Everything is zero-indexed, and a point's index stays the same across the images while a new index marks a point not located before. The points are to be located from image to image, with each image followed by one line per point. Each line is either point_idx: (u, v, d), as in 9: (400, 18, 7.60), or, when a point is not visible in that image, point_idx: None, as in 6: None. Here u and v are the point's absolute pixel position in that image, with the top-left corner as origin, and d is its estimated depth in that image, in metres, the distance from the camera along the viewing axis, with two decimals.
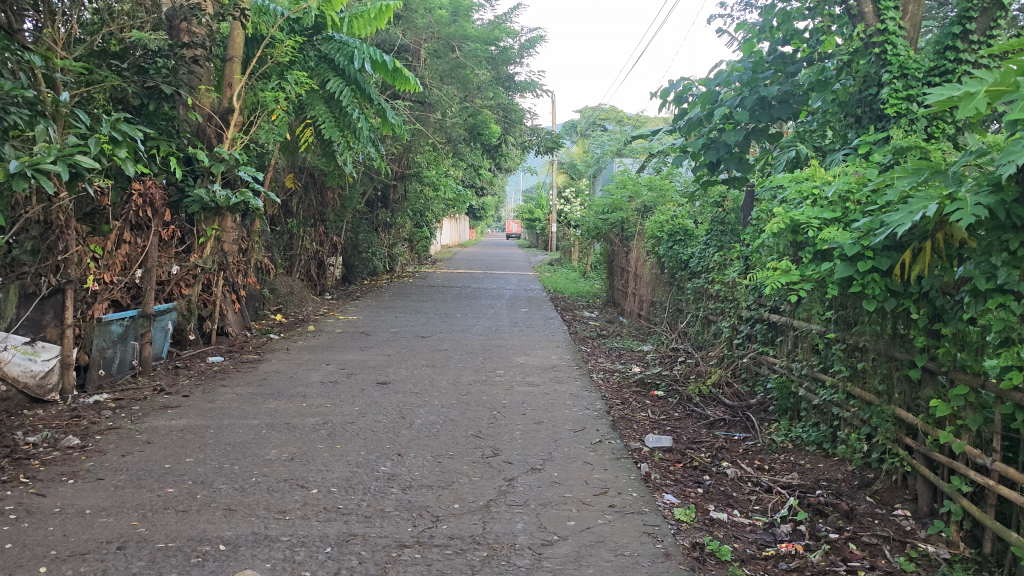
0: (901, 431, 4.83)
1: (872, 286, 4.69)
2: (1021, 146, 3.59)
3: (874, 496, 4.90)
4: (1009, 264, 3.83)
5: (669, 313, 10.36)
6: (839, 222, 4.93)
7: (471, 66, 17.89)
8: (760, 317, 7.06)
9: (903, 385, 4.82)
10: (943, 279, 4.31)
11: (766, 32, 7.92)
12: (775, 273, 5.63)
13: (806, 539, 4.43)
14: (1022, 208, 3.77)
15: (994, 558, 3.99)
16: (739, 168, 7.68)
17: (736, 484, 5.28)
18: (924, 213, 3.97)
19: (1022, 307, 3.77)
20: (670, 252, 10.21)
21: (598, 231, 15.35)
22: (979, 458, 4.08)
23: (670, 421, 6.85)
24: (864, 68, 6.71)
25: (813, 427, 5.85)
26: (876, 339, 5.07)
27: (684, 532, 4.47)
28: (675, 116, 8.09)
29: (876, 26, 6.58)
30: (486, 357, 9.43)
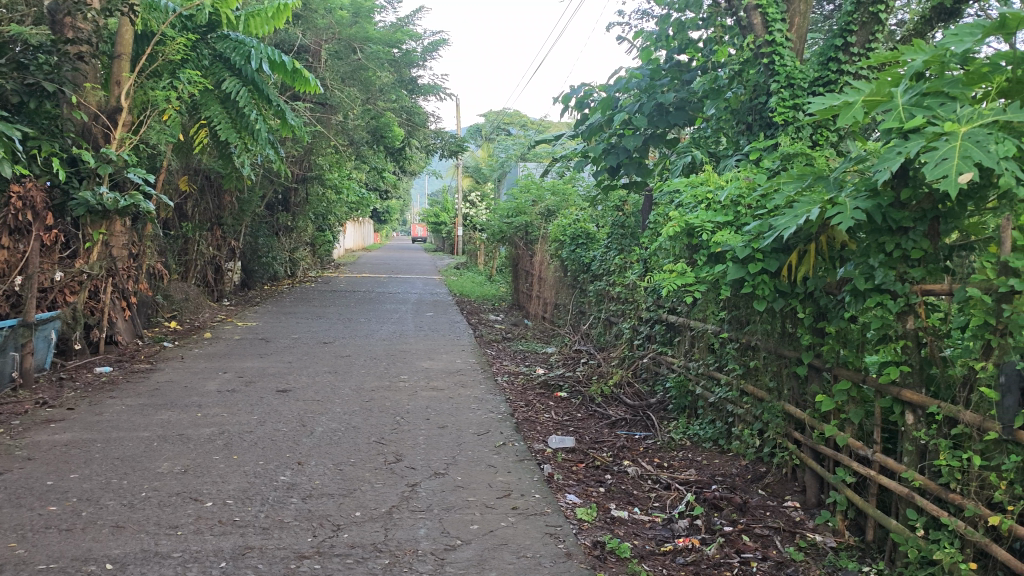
0: (791, 425, 5.05)
1: (762, 287, 4.86)
2: (896, 153, 3.79)
3: (766, 489, 5.09)
4: (886, 265, 4.08)
5: (572, 315, 10.50)
6: (731, 226, 5.08)
7: (373, 68, 17.71)
8: (659, 318, 7.24)
9: (792, 381, 5.04)
10: (826, 280, 4.52)
11: (662, 40, 8.09)
12: (671, 275, 5.76)
13: (702, 533, 4.57)
14: (897, 212, 4.00)
15: (876, 544, 4.21)
16: (639, 172, 7.86)
17: (636, 483, 5.39)
18: (808, 216, 4.15)
19: (899, 306, 4.00)
20: (573, 255, 10.37)
21: (503, 234, 15.43)
22: (861, 450, 4.31)
23: (573, 421, 6.94)
24: (754, 77, 6.94)
25: (709, 425, 6.04)
26: (766, 337, 5.27)
27: (585, 531, 4.53)
28: (577, 121, 8.22)
29: (764, 37, 6.82)
30: (390, 361, 9.35)
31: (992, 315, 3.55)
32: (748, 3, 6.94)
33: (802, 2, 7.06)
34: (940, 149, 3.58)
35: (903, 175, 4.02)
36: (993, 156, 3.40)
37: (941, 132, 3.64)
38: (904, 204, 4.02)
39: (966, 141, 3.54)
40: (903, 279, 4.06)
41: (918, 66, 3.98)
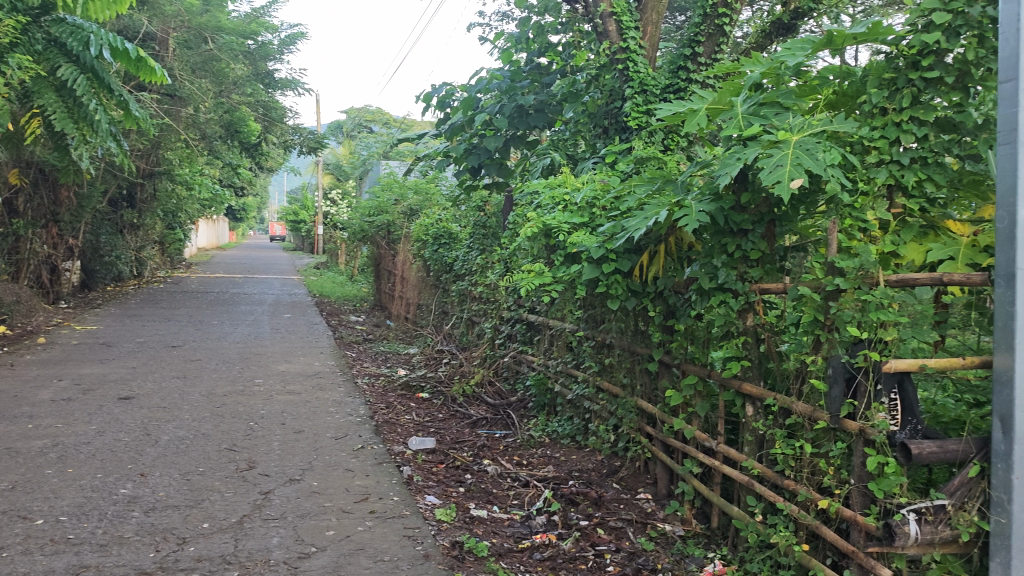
0: (643, 420, 5.23)
1: (615, 287, 4.99)
2: (736, 159, 3.98)
3: (620, 482, 5.26)
4: (728, 266, 4.30)
5: (435, 315, 10.47)
6: (587, 227, 5.16)
7: (226, 60, 17.05)
8: (519, 317, 7.35)
9: (644, 377, 5.24)
10: (675, 279, 4.71)
11: (522, 43, 8.15)
12: (529, 275, 5.80)
13: (558, 528, 4.66)
14: (739, 215, 4.20)
15: (720, 531, 4.45)
16: (500, 173, 7.93)
17: (496, 481, 5.43)
18: (656, 218, 4.30)
19: (739, 304, 4.23)
20: (435, 255, 10.32)
21: (364, 233, 15.23)
22: (706, 442, 4.53)
23: (434, 422, 6.91)
24: (610, 82, 7.13)
25: (567, 421, 6.20)
26: (620, 335, 5.44)
27: (444, 532, 4.52)
28: (439, 120, 8.18)
29: (619, 44, 6.99)
30: (244, 365, 9.01)
31: (821, 312, 3.82)
32: (603, 9, 7.13)
33: (654, 12, 7.39)
34: (775, 156, 3.79)
35: (742, 181, 4.23)
36: (821, 163, 3.63)
37: (776, 140, 3.86)
38: (744, 207, 4.23)
39: (797, 149, 3.76)
40: (744, 278, 4.30)
41: (756, 78, 4.23)
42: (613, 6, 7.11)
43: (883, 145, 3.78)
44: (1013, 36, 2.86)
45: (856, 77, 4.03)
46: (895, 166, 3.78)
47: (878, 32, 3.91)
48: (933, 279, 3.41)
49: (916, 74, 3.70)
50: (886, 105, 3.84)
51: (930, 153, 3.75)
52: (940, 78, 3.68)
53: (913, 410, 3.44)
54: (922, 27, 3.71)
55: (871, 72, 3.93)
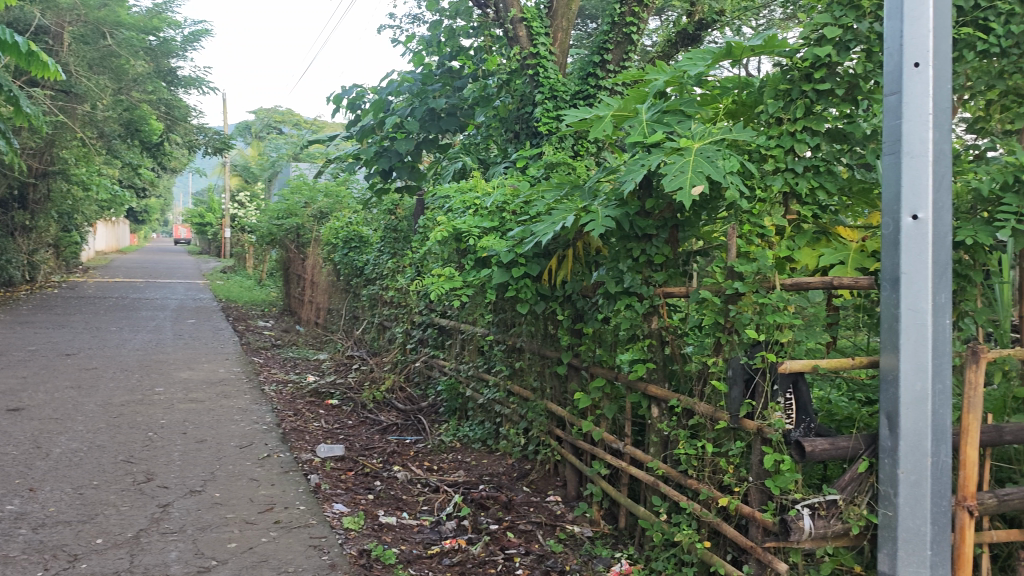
0: (553, 423, 5.29)
1: (525, 290, 5.02)
2: (640, 165, 4.04)
3: (531, 485, 5.29)
4: (634, 269, 4.38)
5: (345, 320, 10.32)
6: (497, 231, 5.15)
7: (125, 56, 16.44)
8: (431, 322, 7.32)
9: (554, 380, 5.29)
10: (582, 283, 4.78)
11: (433, 46, 8.10)
12: (439, 279, 5.76)
13: (468, 533, 4.64)
14: (643, 220, 4.28)
15: (628, 531, 4.52)
16: (411, 176, 7.86)
17: (406, 487, 5.37)
18: (564, 223, 4.33)
19: (644, 307, 4.31)
20: (346, 258, 10.16)
21: (273, 236, 14.91)
22: (614, 443, 4.60)
23: (344, 429, 6.80)
24: (520, 87, 7.24)
25: (478, 426, 6.20)
26: (531, 339, 5.48)
27: (352, 540, 4.45)
28: (349, 122, 8.04)
29: (529, 50, 7.12)
30: (144, 373, 8.68)
31: (721, 315, 3.92)
32: (513, 14, 7.22)
33: (563, 19, 7.55)
34: (677, 162, 3.87)
35: (647, 187, 4.32)
36: (720, 170, 3.73)
37: (678, 147, 3.94)
38: (648, 213, 4.31)
39: (698, 157, 3.85)
40: (649, 282, 4.38)
41: (660, 86, 4.34)
42: (524, 12, 7.23)
43: (779, 154, 3.91)
44: (898, 49, 2.96)
45: (754, 87, 4.17)
46: (790, 174, 3.91)
47: (774, 45, 4.07)
48: (826, 283, 3.57)
49: (809, 85, 3.87)
50: (782, 115, 3.98)
51: (822, 162, 3.92)
52: (831, 90, 3.88)
53: (807, 409, 3.58)
54: (814, 41, 3.91)
55: (768, 83, 4.07)
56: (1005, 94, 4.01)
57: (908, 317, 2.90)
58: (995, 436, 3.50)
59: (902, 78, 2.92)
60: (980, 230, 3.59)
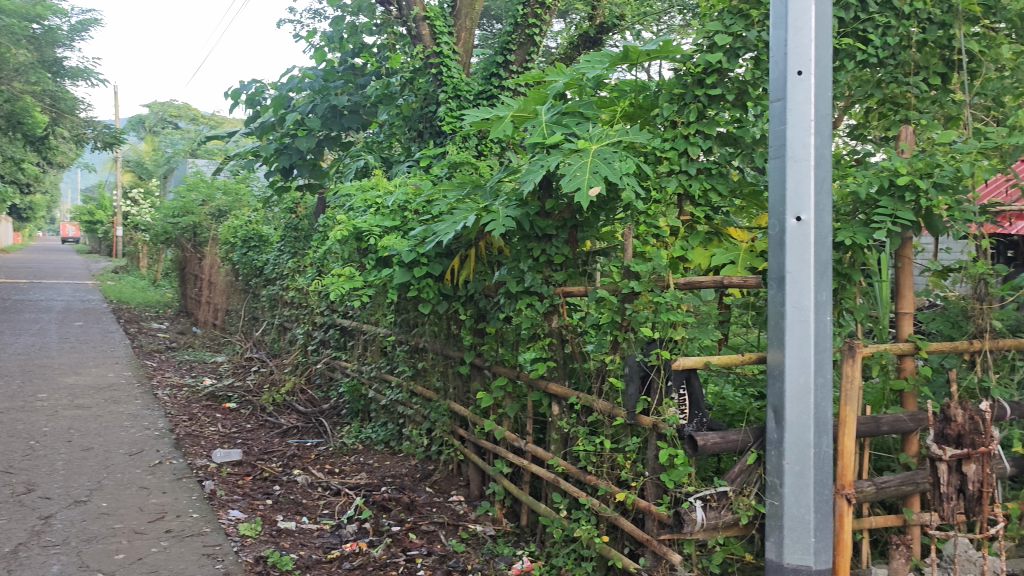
0: (456, 423, 5.29)
1: (427, 290, 4.96)
2: (540, 165, 4.08)
3: (434, 485, 5.27)
4: (534, 269, 4.42)
5: (244, 321, 10.06)
6: (398, 231, 5.10)
7: (6, 44, 15.89)
8: (332, 322, 7.22)
9: (457, 380, 5.30)
10: (484, 283, 4.79)
11: (335, 42, 7.80)
12: (340, 279, 5.65)
13: (369, 536, 4.59)
14: (543, 220, 4.32)
15: (529, 528, 4.56)
16: (312, 175, 7.74)
17: (306, 491, 5.27)
18: (465, 223, 4.32)
19: (545, 306, 4.35)
20: (244, 258, 9.90)
21: (167, 235, 14.38)
22: (516, 441, 4.64)
23: (241, 433, 6.62)
24: (424, 86, 7.21)
25: (381, 427, 6.15)
26: (433, 339, 5.46)
27: (248, 547, 4.34)
28: (248, 118, 7.75)
29: (433, 48, 7.11)
30: (25, 379, 8.23)
31: (618, 314, 4.00)
32: (416, 13, 7.21)
33: (467, 19, 7.57)
34: (575, 163, 3.92)
35: (546, 188, 4.36)
36: (617, 171, 3.80)
37: (577, 149, 3.99)
38: (548, 213, 4.36)
39: (596, 158, 3.91)
40: (549, 281, 4.43)
41: (560, 87, 4.41)
42: (427, 10, 7.23)
43: (673, 156, 4.02)
44: (783, 57, 3.09)
45: (650, 91, 4.27)
46: (684, 176, 4.04)
47: (668, 50, 4.18)
48: (717, 281, 3.71)
49: (702, 90, 3.98)
50: (676, 119, 4.09)
51: (714, 165, 4.07)
52: (722, 95, 4.00)
53: (700, 405, 3.70)
54: (705, 47, 4.02)
55: (663, 87, 4.17)
56: (883, 102, 4.24)
57: (792, 315, 3.03)
58: (873, 426, 3.70)
59: (786, 85, 3.05)
60: (858, 232, 3.78)
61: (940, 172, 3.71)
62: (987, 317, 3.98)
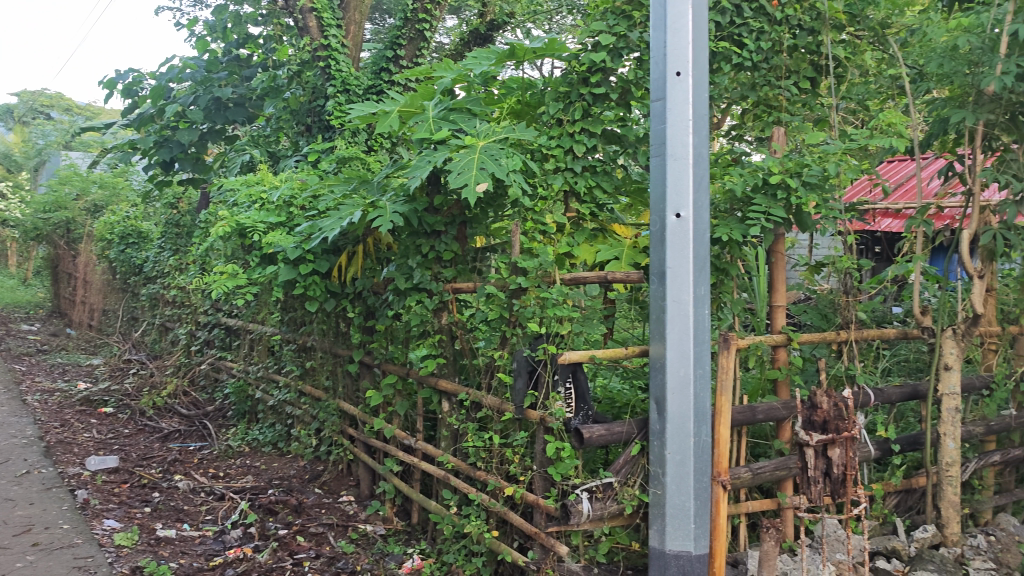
0: (345, 422, 5.22)
1: (313, 288, 4.86)
2: (427, 161, 4.05)
3: (323, 486, 5.18)
4: (423, 266, 4.36)
5: (123, 321, 9.66)
6: (284, 227, 4.97)
7: None
8: (217, 322, 7.03)
9: (346, 379, 5.22)
10: (372, 280, 4.73)
11: (217, 31, 7.51)
12: (222, 276, 5.37)
13: (254, 541, 4.46)
14: (432, 216, 4.29)
15: (420, 526, 4.54)
16: (195, 169, 7.50)
17: (188, 497, 5.09)
18: (351, 219, 4.25)
19: (434, 303, 4.32)
20: (122, 255, 9.47)
21: (37, 232, 13.59)
22: (406, 439, 4.61)
23: (119, 438, 6.33)
24: (311, 80, 7.08)
25: (269, 428, 6.01)
26: (322, 337, 5.37)
27: (123, 558, 4.15)
28: (125, 109, 7.43)
29: (320, 41, 6.95)
30: None
31: (506, 309, 4.02)
32: (303, 4, 7.00)
33: (356, 12, 7.52)
34: (461, 159, 3.90)
35: (434, 184, 4.34)
36: (503, 168, 3.82)
37: (463, 145, 3.98)
38: (437, 209, 4.34)
39: (482, 155, 3.90)
40: (438, 278, 4.40)
41: (447, 83, 4.38)
42: (313, 2, 7.01)
43: (559, 154, 4.07)
44: (663, 59, 3.17)
45: (537, 89, 4.32)
46: (569, 173, 4.09)
47: (555, 48, 4.22)
48: (601, 277, 3.80)
49: (587, 88, 4.04)
50: (562, 117, 4.15)
51: (598, 163, 4.13)
52: (606, 94, 4.08)
53: (586, 398, 3.79)
54: (590, 46, 4.09)
55: (550, 84, 4.21)
56: (757, 104, 4.37)
57: (672, 308, 3.12)
58: (749, 415, 3.86)
59: (665, 85, 3.13)
60: (734, 228, 3.92)
61: (808, 171, 3.91)
62: (853, 309, 4.21)
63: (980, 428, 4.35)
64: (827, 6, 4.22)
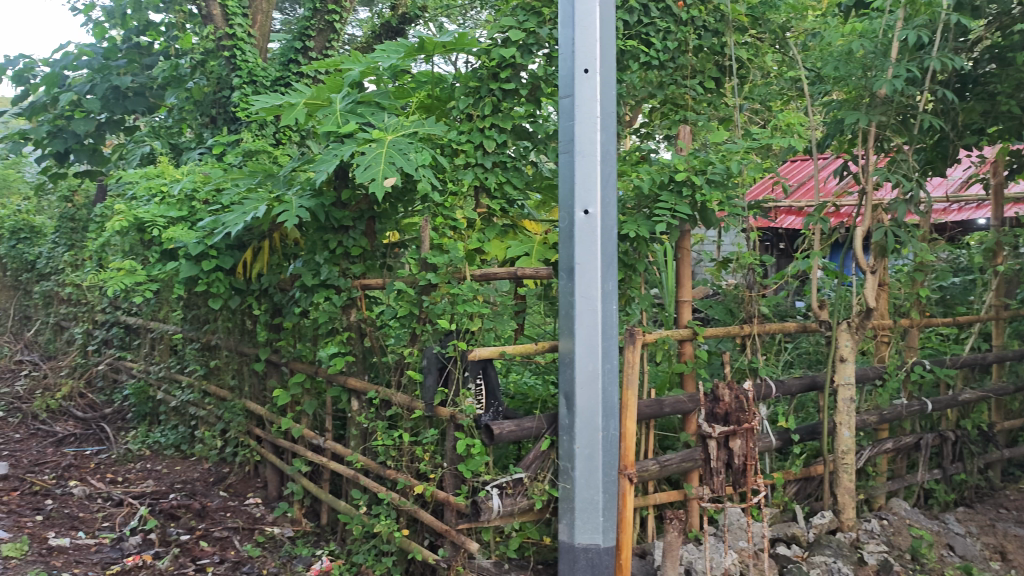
0: (252, 423, 5.10)
1: (217, 284, 4.70)
2: (333, 155, 3.96)
3: (228, 489, 5.03)
4: (330, 261, 4.26)
5: (14, 320, 9.23)
6: (185, 222, 4.80)
7: None
8: (116, 320, 6.78)
9: (253, 378, 5.09)
10: (279, 276, 4.63)
11: (116, 17, 7.22)
12: (118, 273, 5.17)
13: (154, 547, 4.30)
14: (339, 211, 4.22)
15: (330, 527, 4.46)
16: (91, 161, 7.13)
17: (84, 504, 4.86)
18: (255, 214, 4.13)
19: (342, 300, 4.24)
20: (12, 251, 9.01)
21: None
22: (314, 439, 4.52)
23: (8, 444, 6.02)
24: (217, 70, 6.90)
25: (171, 430, 5.82)
26: (227, 335, 5.23)
27: (11, 570, 3.94)
28: (15, 97, 6.99)
29: (225, 30, 6.79)
30: None
31: (416, 306, 3.97)
32: None
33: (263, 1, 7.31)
34: (369, 153, 3.83)
35: (342, 178, 4.27)
36: (412, 163, 3.78)
37: (371, 139, 3.91)
38: (345, 204, 4.27)
39: (390, 149, 3.85)
40: (346, 274, 4.32)
41: (355, 76, 4.30)
42: None
43: (469, 149, 4.07)
44: (571, 55, 3.18)
45: (447, 83, 4.30)
46: (480, 169, 4.09)
47: (465, 43, 4.18)
48: (511, 273, 3.81)
49: (496, 84, 4.04)
50: (472, 112, 4.12)
51: (509, 158, 4.14)
52: (515, 90, 4.08)
53: (496, 394, 3.77)
54: (500, 42, 4.06)
55: (459, 79, 4.17)
56: (664, 102, 4.50)
57: (581, 303, 3.14)
58: (656, 409, 3.92)
59: (573, 82, 3.15)
60: (642, 225, 3.97)
61: (712, 169, 4.01)
62: (755, 304, 4.35)
63: (873, 417, 4.53)
64: (731, 9, 4.33)
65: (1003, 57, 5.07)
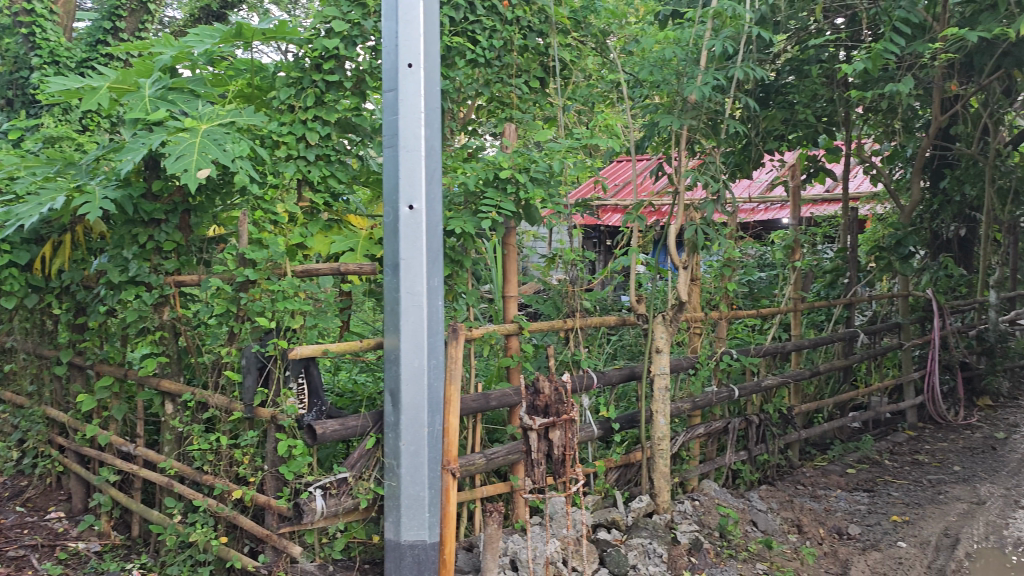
0: (53, 431, 4.73)
1: (10, 282, 4.32)
2: (141, 143, 3.69)
3: (26, 504, 4.65)
4: (140, 257, 3.99)
5: None
6: None
7: None
8: None
9: (54, 383, 4.73)
10: (82, 272, 4.30)
11: None
12: None
13: None
14: (149, 204, 3.95)
15: (141, 539, 4.21)
16: None
17: None
18: (52, 205, 3.80)
19: (153, 297, 3.97)
20: None
21: None
22: (123, 446, 4.24)
23: None
24: (13, 48, 6.44)
25: None
26: (24, 336, 4.81)
27: None
28: None
29: (22, 4, 6.41)
30: None
31: (233, 304, 3.78)
32: None
33: None
34: (181, 143, 3.61)
35: (153, 167, 4.00)
36: (228, 155, 3.61)
37: (183, 128, 3.69)
38: (156, 196, 4.02)
39: (204, 139, 3.64)
40: (158, 270, 4.05)
41: (166, 60, 4.03)
42: None
43: (291, 141, 3.94)
44: (394, 48, 3.15)
45: (267, 72, 4.18)
46: (302, 161, 3.98)
47: (285, 31, 4.04)
48: (334, 269, 3.73)
49: (319, 75, 3.94)
50: (294, 102, 3.99)
51: (334, 151, 4.06)
52: (339, 82, 4.01)
53: (318, 393, 3.70)
54: (323, 32, 3.96)
55: (280, 68, 4.02)
56: (490, 100, 4.51)
57: (406, 300, 3.12)
58: (482, 403, 3.96)
59: (398, 76, 3.11)
60: (468, 221, 3.98)
61: (535, 167, 4.08)
62: (577, 299, 4.50)
63: (686, 404, 4.80)
64: (554, 11, 4.45)
65: (800, 69, 5.60)
